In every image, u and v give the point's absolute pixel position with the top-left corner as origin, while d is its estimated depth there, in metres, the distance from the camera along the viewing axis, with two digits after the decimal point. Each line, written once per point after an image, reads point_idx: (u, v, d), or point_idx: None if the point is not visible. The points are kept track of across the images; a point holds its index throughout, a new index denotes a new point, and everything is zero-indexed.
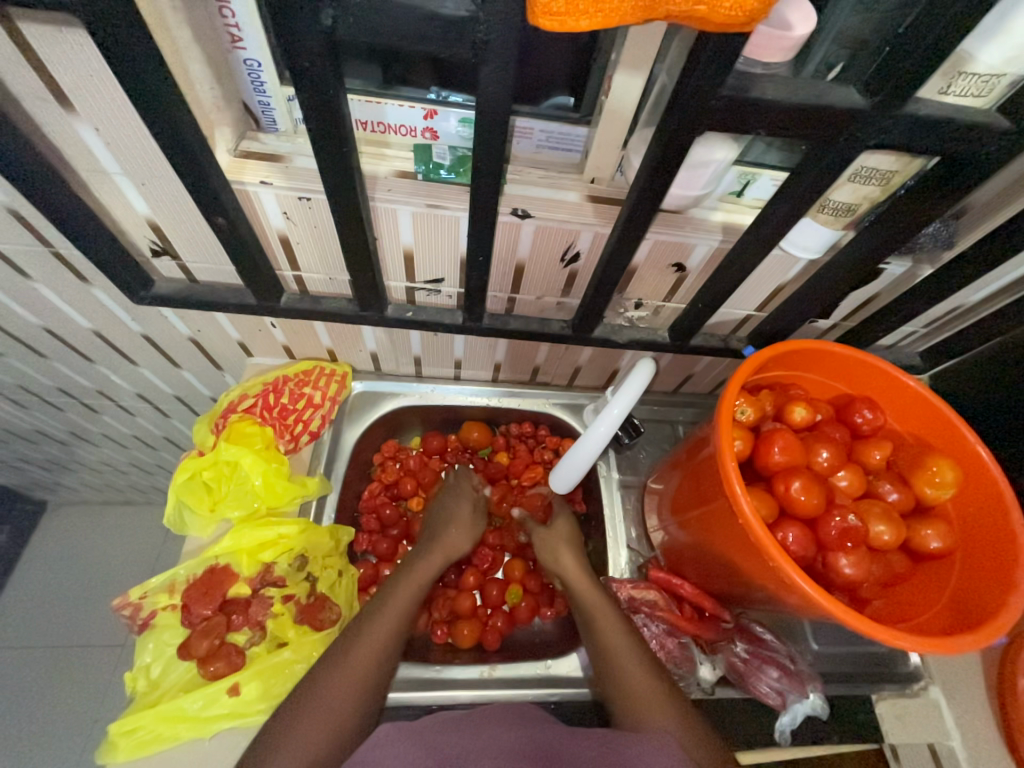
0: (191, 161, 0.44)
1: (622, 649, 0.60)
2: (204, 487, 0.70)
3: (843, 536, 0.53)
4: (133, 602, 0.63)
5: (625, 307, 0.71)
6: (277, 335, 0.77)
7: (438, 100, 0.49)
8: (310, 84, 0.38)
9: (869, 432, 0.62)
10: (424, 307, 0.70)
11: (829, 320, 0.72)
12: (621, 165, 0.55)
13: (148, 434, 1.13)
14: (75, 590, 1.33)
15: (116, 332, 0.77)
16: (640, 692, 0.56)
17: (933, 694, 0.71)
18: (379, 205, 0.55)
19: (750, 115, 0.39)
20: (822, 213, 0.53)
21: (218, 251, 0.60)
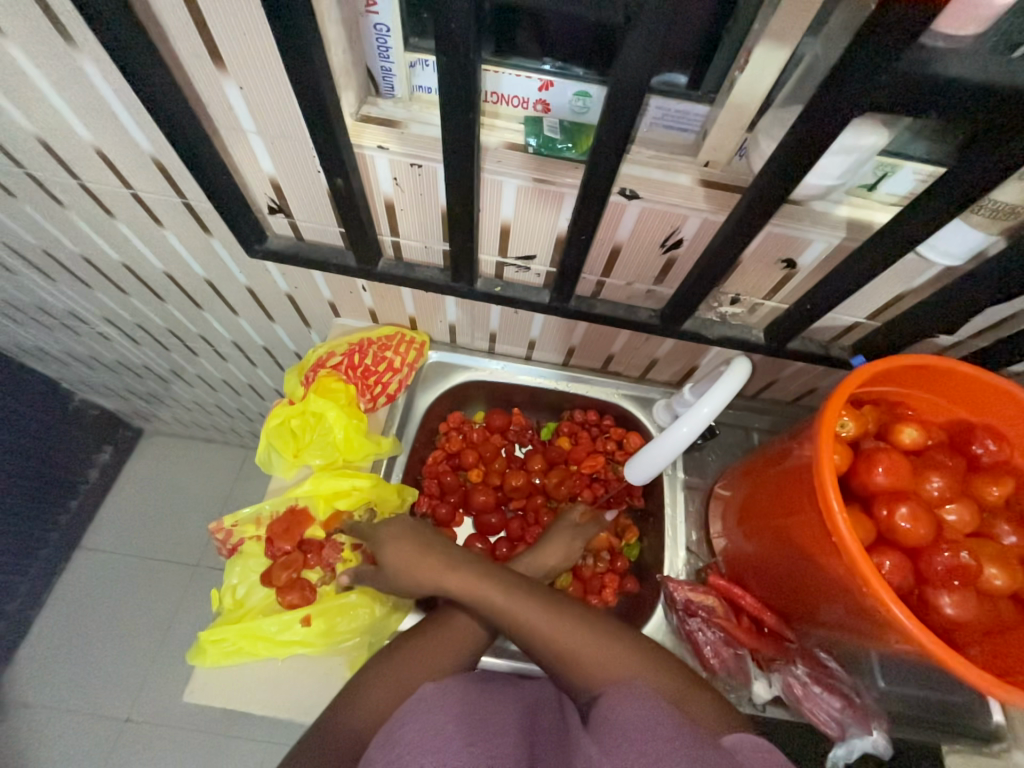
0: (324, 122, 0.47)
1: (604, 656, 0.56)
2: (290, 434, 0.75)
3: (951, 573, 0.49)
4: (225, 528, 0.70)
5: (720, 302, 0.68)
6: (365, 298, 0.81)
7: (556, 72, 0.48)
8: (449, 46, 0.38)
9: (988, 466, 0.56)
10: (511, 284, 0.70)
11: (952, 336, 0.65)
12: (743, 148, 0.51)
13: (234, 380, 1.23)
14: (161, 511, 1.49)
15: (225, 282, 0.83)
16: (604, 661, 0.55)
17: (1016, 759, 0.65)
18: (488, 176, 0.55)
19: (924, 94, 0.35)
20: (976, 214, 0.47)
21: (327, 213, 0.63)
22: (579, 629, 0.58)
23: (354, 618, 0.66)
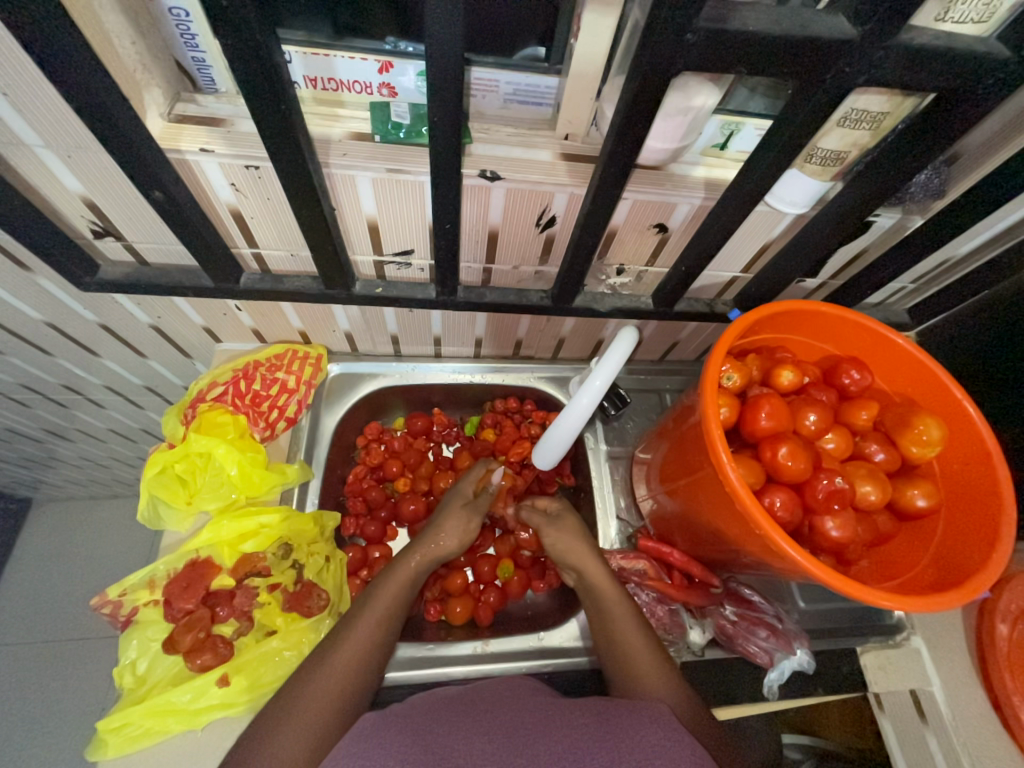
0: (116, 128, 0.40)
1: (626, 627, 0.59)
2: (177, 480, 0.67)
3: (830, 499, 0.53)
4: (112, 600, 0.61)
5: (607, 274, 0.68)
6: (243, 318, 0.74)
7: (393, 51, 0.45)
8: (233, 29, 0.33)
9: (856, 393, 0.61)
10: (395, 282, 0.66)
11: (817, 278, 0.70)
12: (595, 118, 0.51)
13: (124, 427, 1.09)
14: (67, 588, 1.31)
15: (71, 323, 0.72)
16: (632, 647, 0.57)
17: (915, 643, 0.73)
18: (335, 172, 0.51)
19: (729, 50, 0.36)
20: (809, 163, 0.50)
21: (165, 231, 0.56)
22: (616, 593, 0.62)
23: (280, 664, 0.61)
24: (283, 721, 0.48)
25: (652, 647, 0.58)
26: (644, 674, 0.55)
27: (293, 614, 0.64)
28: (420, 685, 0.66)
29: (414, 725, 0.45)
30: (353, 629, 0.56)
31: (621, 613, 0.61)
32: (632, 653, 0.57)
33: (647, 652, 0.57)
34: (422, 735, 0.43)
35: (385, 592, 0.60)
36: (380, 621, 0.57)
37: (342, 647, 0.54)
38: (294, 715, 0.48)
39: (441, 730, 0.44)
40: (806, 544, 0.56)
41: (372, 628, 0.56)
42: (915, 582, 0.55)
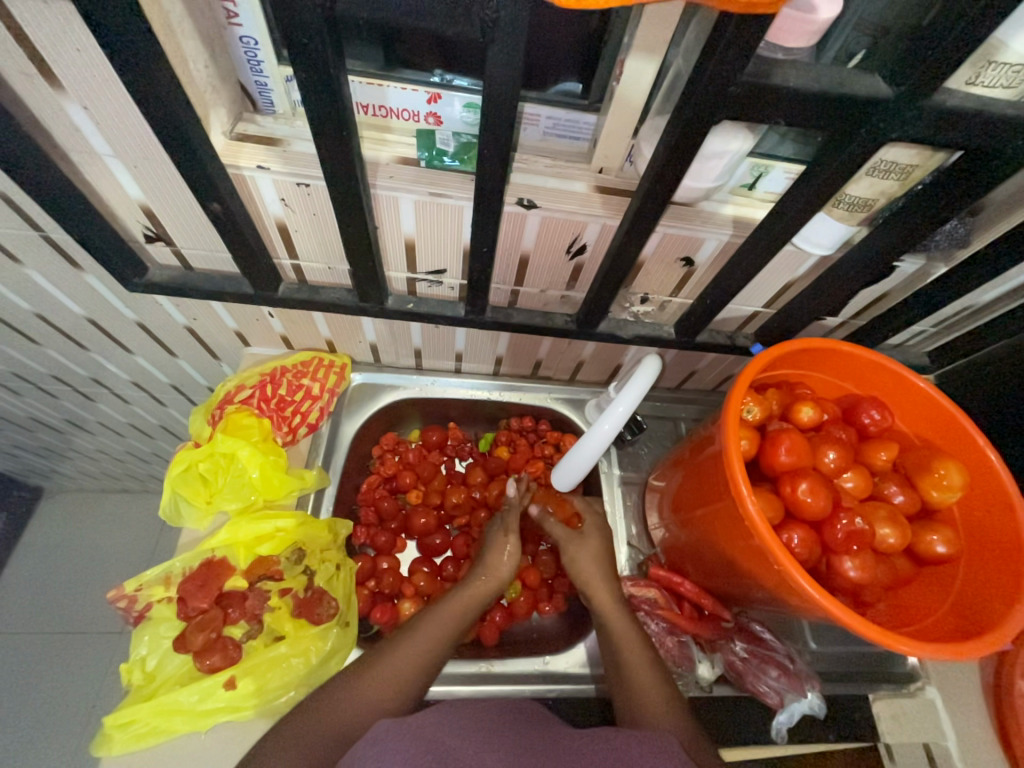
0: (185, 144, 0.43)
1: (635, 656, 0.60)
2: (200, 479, 0.69)
3: (849, 539, 0.53)
4: (127, 594, 0.62)
5: (631, 302, 0.70)
6: (275, 324, 0.76)
7: (443, 84, 0.47)
8: (306, 62, 0.36)
9: (876, 433, 0.61)
10: (425, 298, 0.68)
11: (838, 317, 0.71)
12: (631, 154, 0.53)
13: (145, 422, 1.11)
14: (71, 579, 1.31)
15: (110, 319, 0.75)
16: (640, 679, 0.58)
17: (929, 694, 0.71)
18: (381, 192, 0.53)
19: (769, 103, 0.38)
20: (836, 208, 0.52)
21: (213, 239, 0.59)
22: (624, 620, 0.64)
23: (287, 672, 0.61)
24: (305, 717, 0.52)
25: (660, 679, 0.58)
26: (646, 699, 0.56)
27: (303, 621, 0.64)
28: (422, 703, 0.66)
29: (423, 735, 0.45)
30: (395, 649, 0.58)
31: (628, 639, 0.62)
32: (635, 676, 0.58)
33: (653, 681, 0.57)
34: (432, 750, 0.42)
35: (436, 619, 0.61)
36: (427, 646, 0.58)
37: (380, 662, 0.56)
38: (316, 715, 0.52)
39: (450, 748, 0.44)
40: (823, 583, 0.56)
41: (417, 651, 0.58)
42: (932, 630, 0.55)
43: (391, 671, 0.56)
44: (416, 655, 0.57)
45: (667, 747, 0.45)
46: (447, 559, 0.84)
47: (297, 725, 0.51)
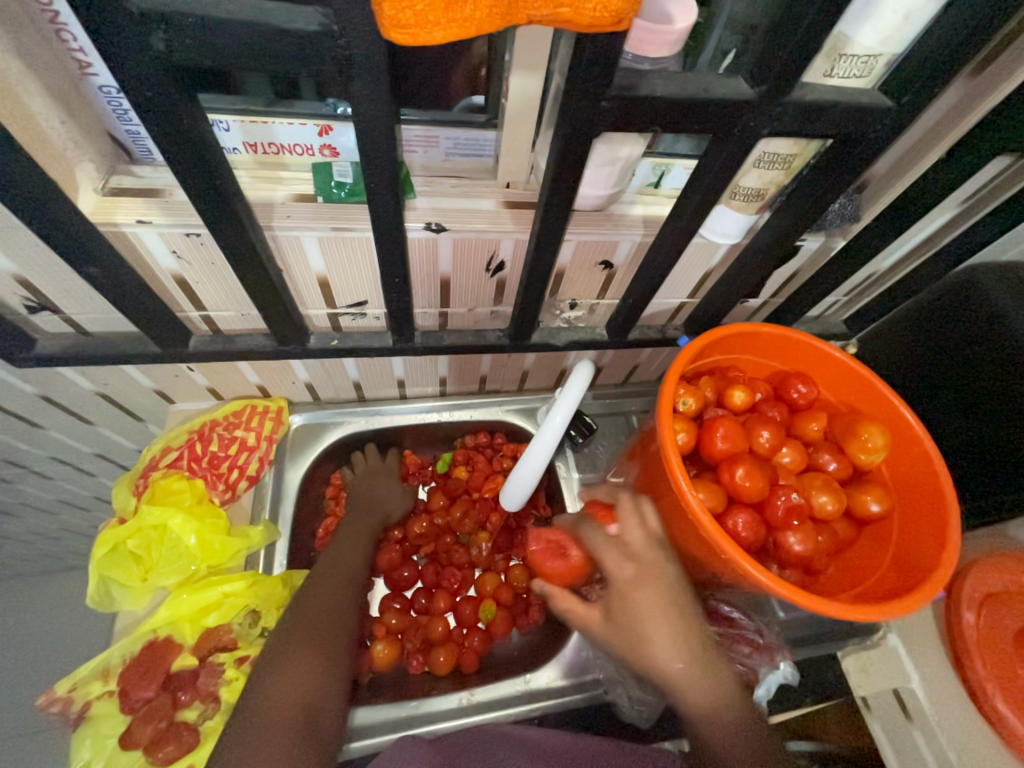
0: (42, 210, 0.39)
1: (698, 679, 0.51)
2: (130, 557, 0.64)
3: (789, 514, 0.55)
4: (62, 696, 0.57)
5: (561, 309, 0.70)
6: (196, 377, 0.72)
7: (330, 115, 0.46)
8: (157, 114, 0.34)
9: (805, 406, 0.64)
10: (351, 332, 0.66)
11: (758, 298, 0.74)
12: (534, 168, 0.53)
13: (74, 496, 1.03)
14: (13, 678, 1.20)
15: (7, 397, 0.68)
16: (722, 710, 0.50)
17: (892, 642, 0.75)
18: (280, 233, 0.51)
19: (644, 113, 0.38)
20: (734, 199, 0.54)
21: (105, 301, 0.55)
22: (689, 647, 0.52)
23: None
24: (254, 723, 0.48)
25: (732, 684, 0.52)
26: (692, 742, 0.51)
27: None
28: None
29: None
30: (305, 606, 0.59)
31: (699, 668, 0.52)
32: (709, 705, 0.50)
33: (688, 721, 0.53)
34: None
35: (329, 573, 0.64)
36: (334, 594, 0.61)
37: (297, 623, 0.57)
38: (260, 709, 0.49)
39: None
40: (774, 560, 0.57)
41: (326, 603, 0.60)
42: (877, 587, 0.57)
43: (309, 633, 0.56)
44: (319, 610, 0.59)
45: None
46: (418, 591, 0.82)
47: (243, 719, 0.49)
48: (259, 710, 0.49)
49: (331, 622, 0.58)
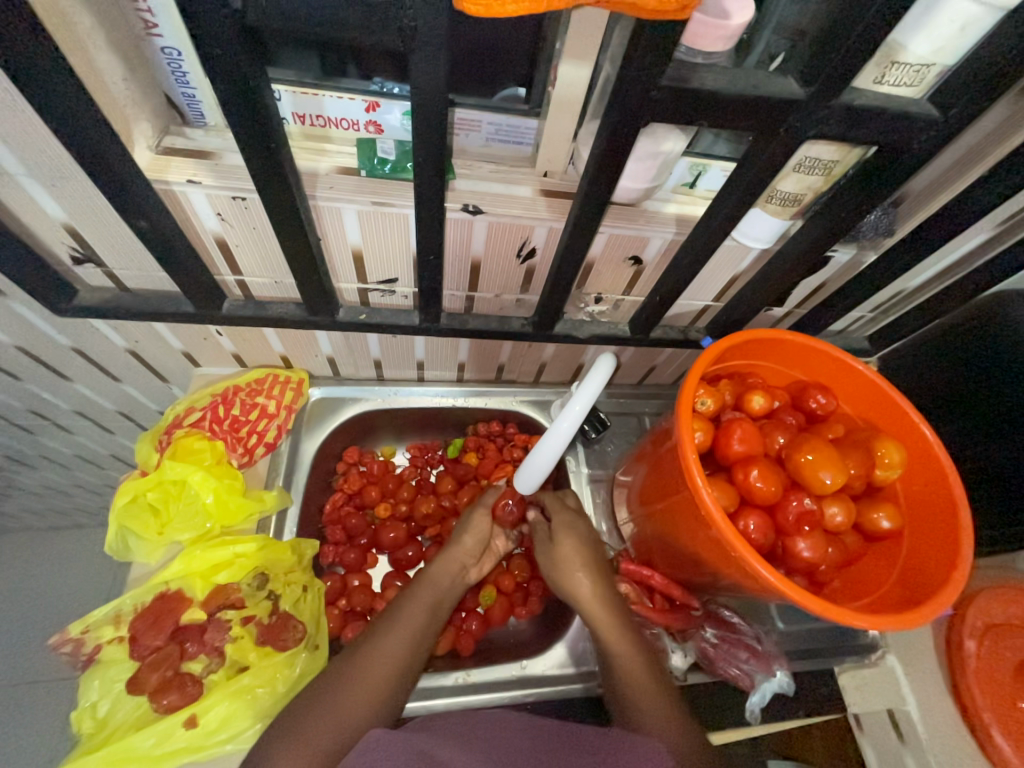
0: (103, 161, 0.41)
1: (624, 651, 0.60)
2: (149, 510, 0.65)
3: (800, 520, 0.55)
4: (74, 637, 0.59)
5: (585, 303, 0.71)
6: (224, 343, 0.73)
7: (379, 92, 0.47)
8: (223, 73, 0.35)
9: (823, 417, 0.64)
10: (379, 309, 0.67)
11: (782, 308, 0.74)
12: (572, 157, 0.54)
13: (92, 452, 1.05)
14: (18, 627, 1.22)
15: (42, 346, 0.70)
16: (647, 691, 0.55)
17: (889, 662, 0.74)
18: (321, 203, 0.52)
19: (692, 106, 0.39)
20: (770, 204, 0.54)
21: (147, 258, 0.56)
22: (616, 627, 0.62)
23: (252, 703, 0.58)
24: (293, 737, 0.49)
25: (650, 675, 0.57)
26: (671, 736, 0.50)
27: (267, 649, 0.62)
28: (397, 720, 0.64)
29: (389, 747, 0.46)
30: (388, 635, 0.59)
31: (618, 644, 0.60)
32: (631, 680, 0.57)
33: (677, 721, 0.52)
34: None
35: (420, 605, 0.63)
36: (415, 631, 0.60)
37: (371, 655, 0.57)
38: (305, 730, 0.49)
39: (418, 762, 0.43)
40: (780, 565, 0.58)
41: (404, 637, 0.59)
42: (881, 602, 0.57)
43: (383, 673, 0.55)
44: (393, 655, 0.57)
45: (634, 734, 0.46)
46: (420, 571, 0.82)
47: (288, 729, 0.50)
48: (306, 726, 0.50)
49: (393, 668, 0.56)
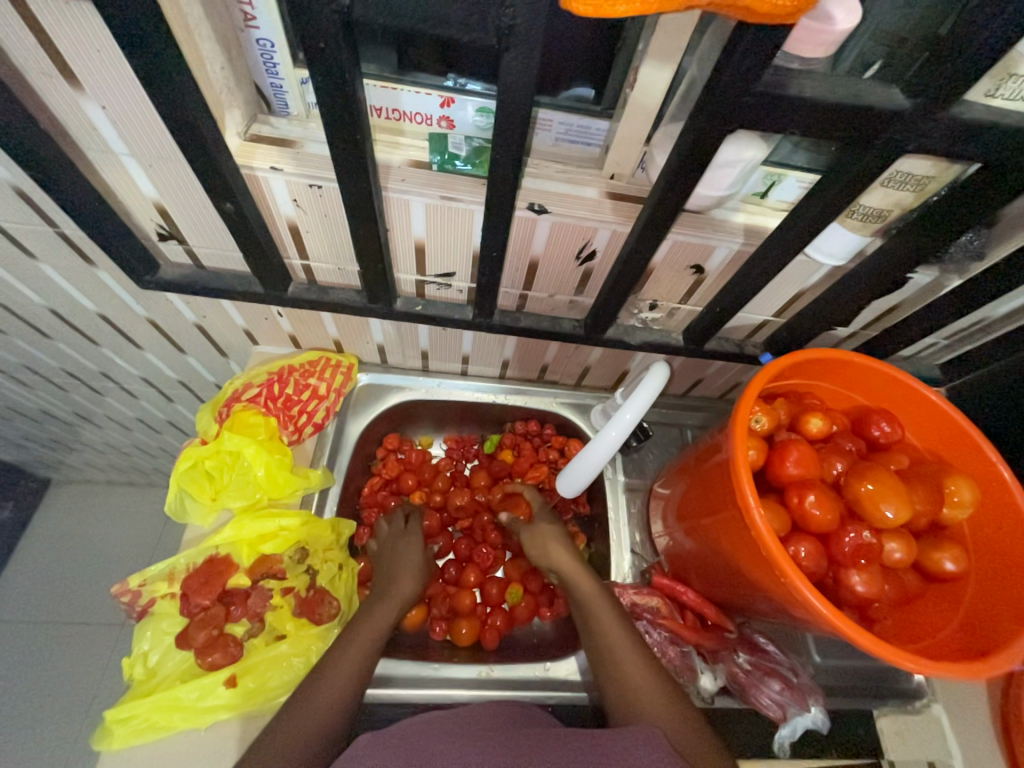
0: (200, 146, 0.43)
1: (609, 623, 0.62)
2: (205, 476, 0.69)
3: (856, 552, 0.52)
4: (132, 589, 0.63)
5: (639, 308, 0.70)
6: (283, 323, 0.76)
7: (456, 87, 0.48)
8: (321, 65, 0.36)
9: (886, 445, 0.61)
10: (433, 301, 0.69)
11: (848, 329, 0.71)
12: (643, 161, 0.53)
13: (152, 418, 1.12)
14: (76, 573, 1.32)
15: (120, 315, 0.75)
16: (632, 674, 0.57)
17: (935, 711, 0.70)
18: (392, 195, 0.53)
19: (785, 112, 0.38)
20: (850, 218, 0.51)
21: (225, 238, 0.59)
22: (601, 597, 0.66)
23: (287, 670, 0.61)
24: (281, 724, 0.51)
25: (639, 653, 0.59)
26: (636, 685, 0.56)
27: (305, 620, 0.65)
28: (419, 706, 0.65)
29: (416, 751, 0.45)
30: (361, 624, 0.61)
31: (608, 622, 0.63)
32: (621, 662, 0.59)
33: (641, 669, 0.58)
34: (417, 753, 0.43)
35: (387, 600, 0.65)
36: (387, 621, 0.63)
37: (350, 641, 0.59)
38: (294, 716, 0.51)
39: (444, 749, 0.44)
40: (829, 597, 0.55)
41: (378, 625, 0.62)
42: (940, 647, 0.54)
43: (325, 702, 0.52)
44: (341, 680, 0.55)
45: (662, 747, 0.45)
46: (449, 562, 0.84)
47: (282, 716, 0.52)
48: (294, 712, 0.52)
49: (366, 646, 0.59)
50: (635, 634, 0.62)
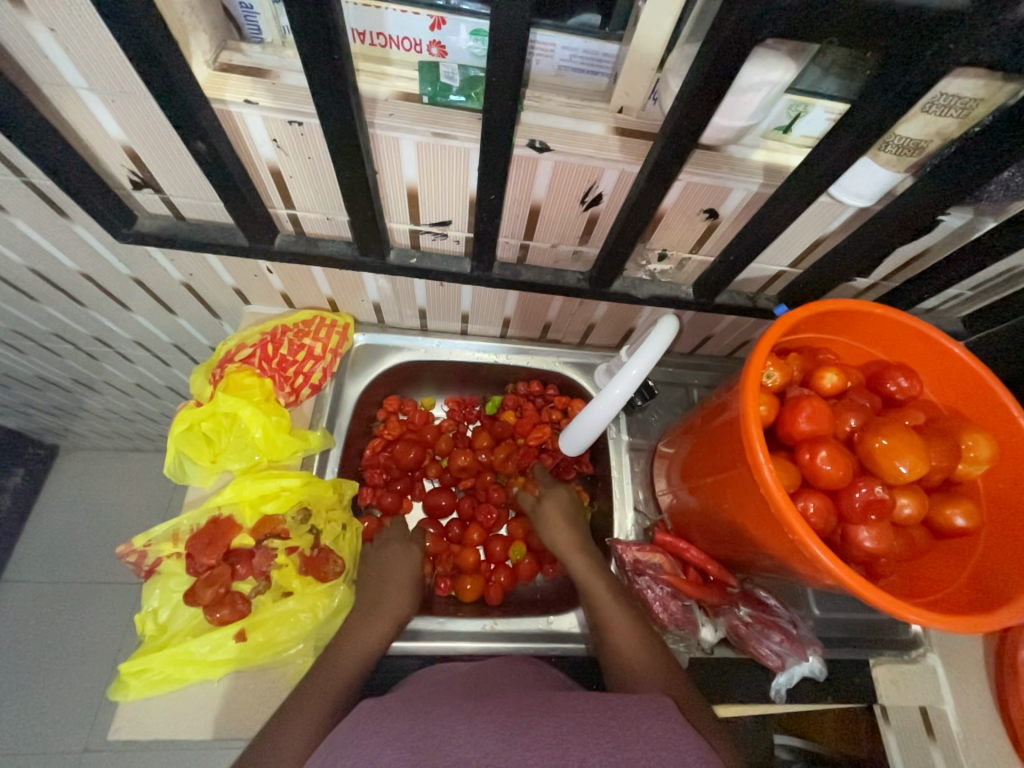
0: (163, 73, 0.39)
1: (605, 597, 0.63)
2: (203, 439, 0.68)
3: (867, 508, 0.51)
4: (137, 549, 0.63)
5: (647, 259, 0.66)
6: (273, 281, 0.73)
7: (445, 6, 0.42)
8: None
9: (902, 401, 0.58)
10: (429, 253, 0.65)
11: (868, 279, 0.67)
12: (655, 91, 0.47)
13: (150, 383, 1.11)
14: (90, 535, 1.35)
15: (104, 273, 0.72)
16: (630, 645, 0.58)
17: (931, 661, 0.71)
18: (380, 133, 0.49)
19: (823, 15, 0.33)
20: (883, 152, 0.47)
21: (204, 185, 0.55)
22: (598, 572, 0.66)
23: (294, 625, 0.62)
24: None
25: (636, 627, 0.60)
26: (630, 653, 0.57)
27: (309, 578, 0.65)
28: (427, 658, 0.67)
29: (417, 709, 0.46)
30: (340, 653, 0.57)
31: (606, 597, 0.63)
32: (619, 634, 0.59)
33: (638, 641, 0.58)
34: (412, 720, 0.44)
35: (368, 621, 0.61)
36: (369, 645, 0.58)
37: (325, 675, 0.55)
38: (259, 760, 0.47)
39: (438, 714, 0.45)
40: (836, 553, 0.55)
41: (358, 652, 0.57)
42: (945, 603, 0.54)
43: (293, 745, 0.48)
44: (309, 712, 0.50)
45: (660, 707, 0.46)
46: (452, 521, 0.84)
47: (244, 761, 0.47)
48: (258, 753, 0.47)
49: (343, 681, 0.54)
50: (632, 609, 0.62)
